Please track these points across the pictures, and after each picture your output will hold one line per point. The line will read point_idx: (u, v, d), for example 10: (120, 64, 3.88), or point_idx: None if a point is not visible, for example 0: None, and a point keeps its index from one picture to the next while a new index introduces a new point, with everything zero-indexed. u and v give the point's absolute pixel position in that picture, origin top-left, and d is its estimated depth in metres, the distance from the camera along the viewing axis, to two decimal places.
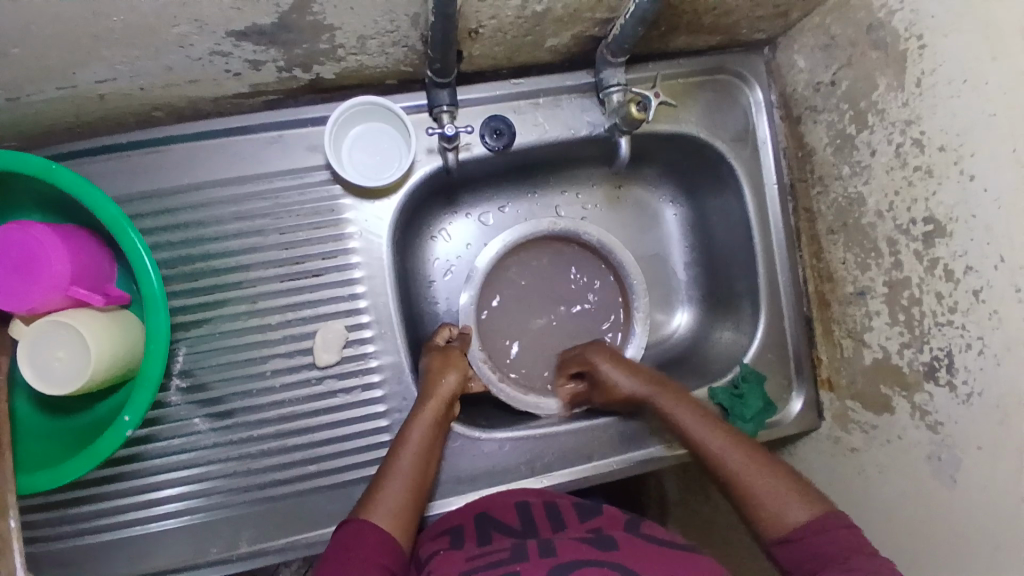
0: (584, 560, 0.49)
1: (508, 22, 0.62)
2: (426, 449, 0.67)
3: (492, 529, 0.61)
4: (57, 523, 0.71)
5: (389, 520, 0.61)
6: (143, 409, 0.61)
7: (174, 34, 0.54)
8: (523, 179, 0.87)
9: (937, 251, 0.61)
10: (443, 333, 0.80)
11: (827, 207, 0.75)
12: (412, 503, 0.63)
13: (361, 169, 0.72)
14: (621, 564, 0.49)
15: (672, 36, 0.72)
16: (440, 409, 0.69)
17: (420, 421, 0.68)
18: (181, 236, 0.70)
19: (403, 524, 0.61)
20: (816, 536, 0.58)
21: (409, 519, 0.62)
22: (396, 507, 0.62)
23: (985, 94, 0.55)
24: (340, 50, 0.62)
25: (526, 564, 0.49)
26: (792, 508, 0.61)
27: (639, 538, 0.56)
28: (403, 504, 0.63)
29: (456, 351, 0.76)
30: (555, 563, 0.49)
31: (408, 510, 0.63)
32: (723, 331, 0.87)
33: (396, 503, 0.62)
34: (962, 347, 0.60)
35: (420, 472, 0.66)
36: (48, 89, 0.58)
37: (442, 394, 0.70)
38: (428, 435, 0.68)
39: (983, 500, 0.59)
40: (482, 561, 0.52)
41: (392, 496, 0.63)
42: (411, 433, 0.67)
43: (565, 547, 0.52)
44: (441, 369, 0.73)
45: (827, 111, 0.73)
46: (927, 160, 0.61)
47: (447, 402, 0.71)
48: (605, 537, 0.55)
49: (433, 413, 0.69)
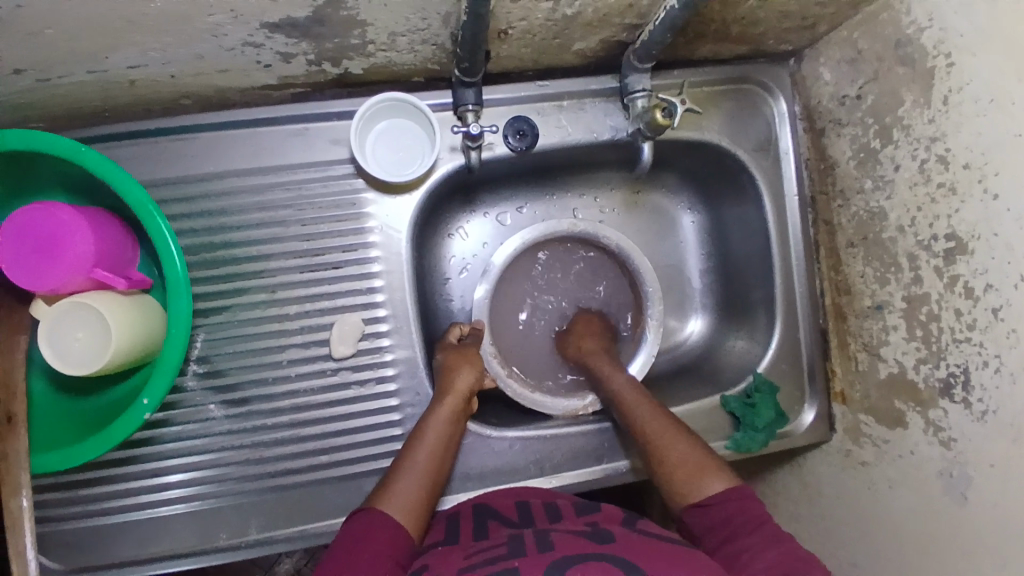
0: (584, 555, 0.49)
1: (537, 24, 0.63)
2: (442, 445, 0.67)
3: (491, 523, 0.61)
4: (69, 504, 0.72)
5: (402, 514, 0.60)
6: (161, 393, 0.62)
7: (209, 23, 0.55)
8: (542, 181, 0.88)
9: (957, 268, 0.61)
10: (454, 331, 0.80)
11: (847, 220, 0.75)
12: (426, 498, 0.63)
13: (384, 164, 0.73)
14: (619, 558, 0.49)
15: (698, 43, 0.72)
16: (457, 405, 0.70)
17: (435, 418, 0.68)
18: (204, 223, 0.71)
19: (416, 519, 0.61)
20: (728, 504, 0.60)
21: (421, 514, 0.62)
22: (409, 502, 0.62)
23: (1011, 114, 0.55)
24: (369, 45, 0.63)
25: (525, 561, 0.49)
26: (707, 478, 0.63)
27: (635, 533, 0.56)
28: (416, 498, 0.62)
29: (472, 349, 0.77)
30: (551, 560, 0.48)
31: (421, 505, 0.62)
32: (737, 340, 0.88)
33: (409, 497, 0.62)
34: (978, 365, 0.60)
35: (435, 467, 0.65)
36: (79, 72, 0.59)
37: (459, 389, 0.71)
38: (445, 432, 0.68)
39: (994, 519, 0.59)
40: (482, 558, 0.52)
41: (406, 490, 0.62)
42: (427, 431, 0.67)
43: (562, 541, 0.52)
44: (457, 370, 0.73)
45: (851, 125, 0.73)
46: (951, 177, 0.61)
47: (464, 397, 0.71)
48: (602, 531, 0.55)
49: (450, 410, 0.69)
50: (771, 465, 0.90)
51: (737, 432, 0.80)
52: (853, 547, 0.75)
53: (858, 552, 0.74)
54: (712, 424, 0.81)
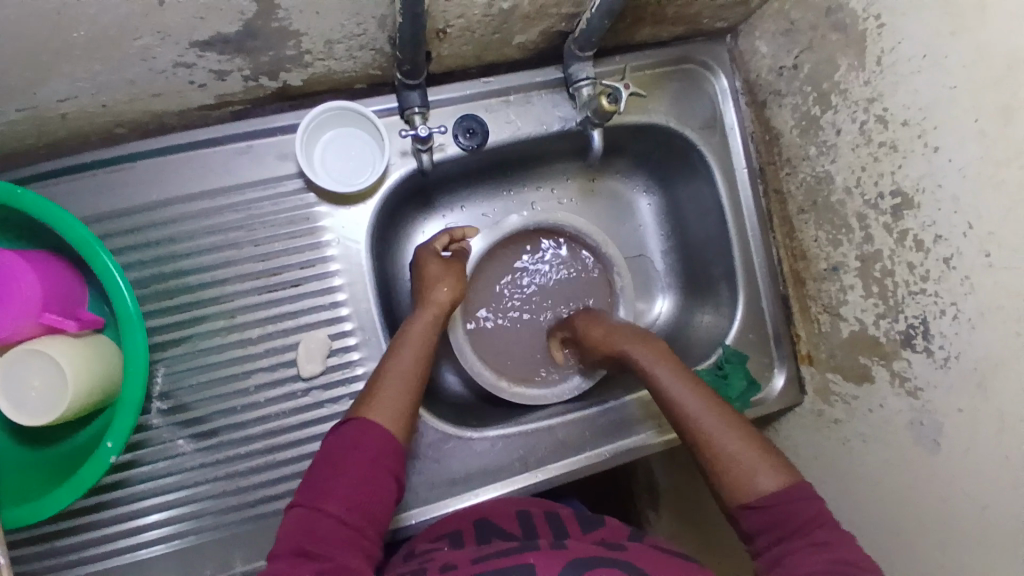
0: (596, 557, 0.50)
1: (475, 20, 0.62)
2: (421, 357, 0.66)
3: (496, 538, 0.61)
4: (44, 557, 0.69)
5: (389, 418, 0.60)
6: (126, 433, 0.59)
7: (138, 47, 0.53)
8: (497, 178, 0.87)
9: (905, 224, 0.63)
10: (443, 239, 0.77)
11: (796, 187, 0.77)
12: (411, 403, 0.62)
13: (334, 175, 0.71)
14: (630, 564, 0.50)
15: (637, 27, 0.73)
16: (430, 317, 0.70)
17: (412, 332, 0.68)
18: (152, 254, 0.69)
19: (403, 423, 0.60)
20: (787, 504, 0.56)
21: (407, 419, 0.61)
22: (394, 406, 0.61)
23: (944, 69, 0.57)
24: (307, 55, 0.62)
25: (541, 557, 0.50)
26: (761, 474, 0.58)
27: (648, 546, 0.56)
28: (402, 401, 0.62)
29: (456, 263, 0.76)
30: (568, 559, 0.49)
31: (408, 412, 0.61)
32: (703, 315, 0.89)
33: (396, 404, 0.61)
34: (936, 314, 0.62)
35: (418, 376, 0.64)
36: (8, 111, 0.56)
37: (437, 303, 0.71)
38: (425, 344, 0.67)
39: (965, 461, 0.61)
40: (496, 552, 0.53)
41: (392, 396, 0.61)
42: (406, 342, 0.67)
43: (578, 547, 0.53)
44: (434, 285, 0.73)
45: (791, 94, 0.74)
46: (892, 136, 0.63)
47: (441, 311, 0.71)
48: (613, 542, 0.56)
49: (426, 322, 0.69)
50: None
51: None
52: (834, 504, 0.77)
53: (840, 509, 0.76)
54: None
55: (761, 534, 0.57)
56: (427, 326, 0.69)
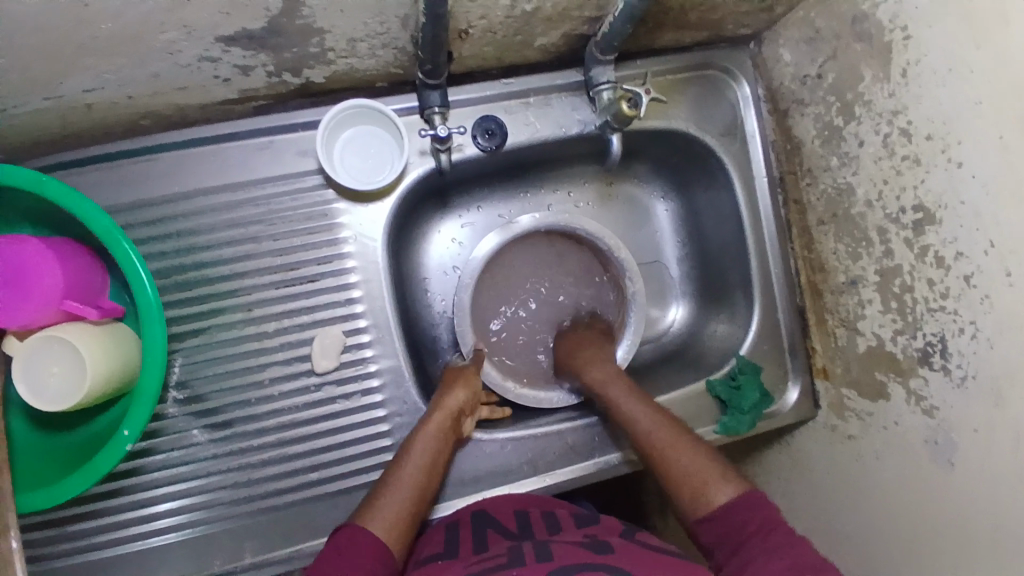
0: (583, 565, 0.49)
1: (497, 22, 0.63)
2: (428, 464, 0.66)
3: (489, 534, 0.61)
4: (56, 542, 0.70)
5: (384, 528, 0.60)
6: (142, 423, 0.60)
7: (163, 41, 0.54)
8: (514, 180, 0.88)
9: (927, 239, 0.62)
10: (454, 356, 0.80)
11: (816, 198, 0.76)
12: (411, 516, 0.63)
13: (353, 173, 0.72)
14: (619, 568, 0.49)
15: (659, 32, 0.72)
16: (445, 421, 0.69)
17: (422, 437, 0.67)
18: (173, 246, 0.70)
19: (399, 534, 0.61)
20: (734, 512, 0.59)
21: (405, 530, 0.62)
22: (391, 516, 0.61)
23: (970, 82, 0.56)
24: (329, 53, 0.62)
25: (524, 570, 0.49)
26: (718, 487, 0.62)
27: (635, 544, 0.56)
28: (401, 513, 0.62)
29: (469, 370, 0.76)
30: (551, 568, 0.48)
31: (406, 523, 0.62)
32: (718, 324, 0.88)
33: (394, 514, 0.62)
34: (955, 332, 0.61)
35: (421, 489, 0.65)
36: (35, 100, 0.57)
37: (448, 406, 0.70)
38: (433, 448, 0.67)
39: (980, 483, 0.60)
40: (481, 566, 0.52)
41: (391, 507, 0.62)
42: (415, 450, 0.67)
43: (563, 551, 0.53)
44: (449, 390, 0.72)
45: (814, 104, 0.74)
46: (916, 149, 0.62)
47: (454, 415, 0.70)
48: (601, 542, 0.56)
49: (439, 426, 0.68)
50: (762, 446, 0.91)
51: (723, 416, 0.81)
52: (845, 521, 0.76)
53: (851, 526, 0.75)
54: (699, 409, 0.81)
55: (720, 544, 0.59)
56: (439, 431, 0.68)
